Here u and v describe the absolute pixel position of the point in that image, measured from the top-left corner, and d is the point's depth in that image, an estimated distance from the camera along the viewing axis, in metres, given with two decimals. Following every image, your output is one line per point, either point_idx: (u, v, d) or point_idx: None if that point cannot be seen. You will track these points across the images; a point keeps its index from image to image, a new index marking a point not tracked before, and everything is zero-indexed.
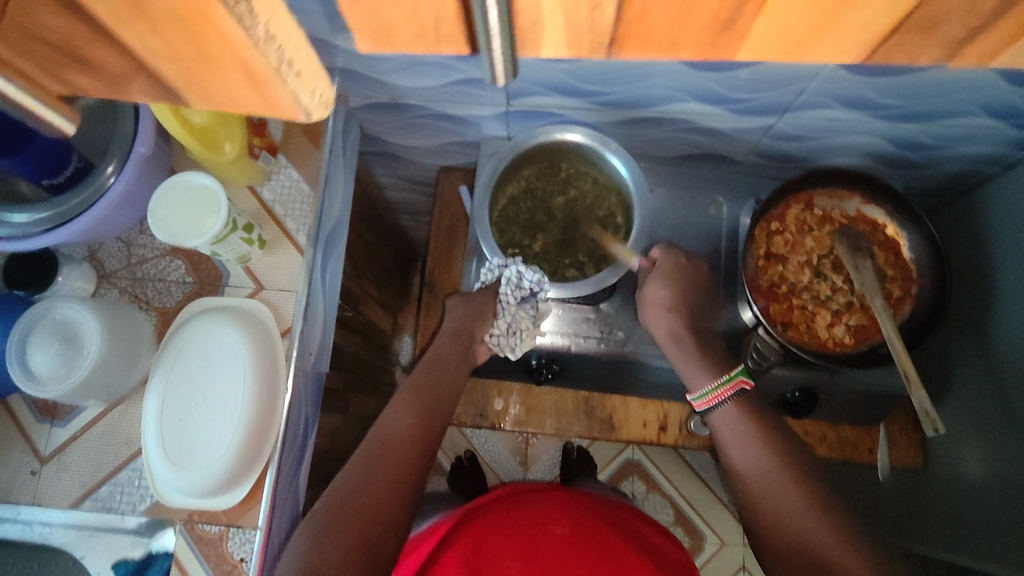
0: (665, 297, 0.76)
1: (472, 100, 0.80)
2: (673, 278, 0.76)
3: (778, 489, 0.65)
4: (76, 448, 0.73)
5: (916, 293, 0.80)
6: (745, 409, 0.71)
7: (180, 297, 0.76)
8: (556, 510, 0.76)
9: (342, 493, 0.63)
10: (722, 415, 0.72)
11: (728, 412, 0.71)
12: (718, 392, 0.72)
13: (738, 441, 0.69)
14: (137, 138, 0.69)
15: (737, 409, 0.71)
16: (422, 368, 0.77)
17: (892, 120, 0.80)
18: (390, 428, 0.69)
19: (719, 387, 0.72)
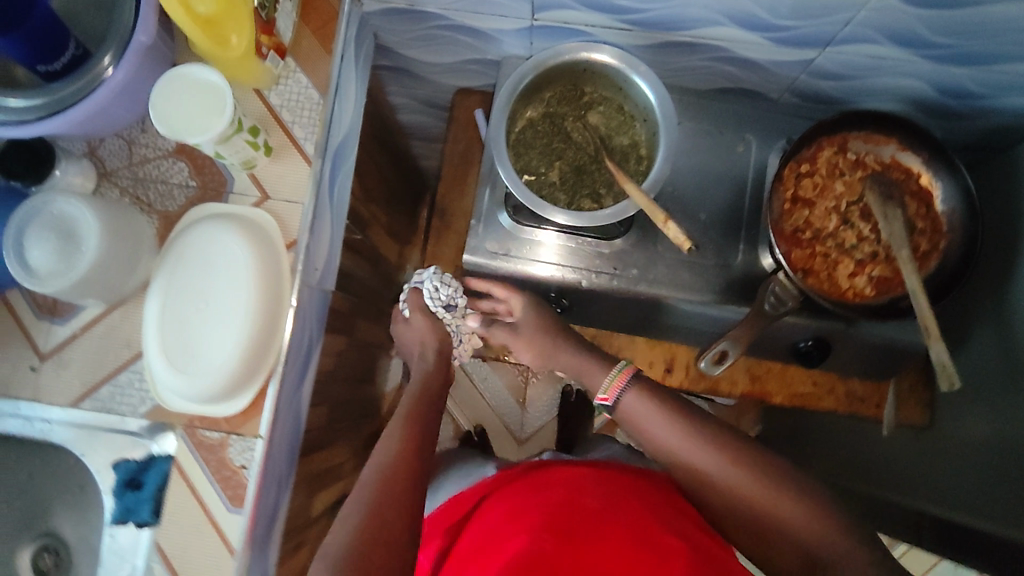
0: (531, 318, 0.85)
1: (495, 10, 0.75)
2: (534, 307, 0.85)
3: (712, 465, 0.67)
4: (76, 346, 0.72)
5: (945, 247, 0.77)
6: (646, 390, 0.72)
7: (183, 201, 0.73)
8: (592, 488, 0.71)
9: (345, 533, 0.61)
10: (634, 406, 0.72)
11: (639, 399, 0.72)
12: (616, 381, 0.73)
13: (658, 431, 0.70)
14: (137, 26, 0.64)
15: (642, 393, 0.72)
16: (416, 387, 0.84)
17: (940, 62, 0.75)
18: (379, 466, 0.68)
19: (618, 376, 0.74)
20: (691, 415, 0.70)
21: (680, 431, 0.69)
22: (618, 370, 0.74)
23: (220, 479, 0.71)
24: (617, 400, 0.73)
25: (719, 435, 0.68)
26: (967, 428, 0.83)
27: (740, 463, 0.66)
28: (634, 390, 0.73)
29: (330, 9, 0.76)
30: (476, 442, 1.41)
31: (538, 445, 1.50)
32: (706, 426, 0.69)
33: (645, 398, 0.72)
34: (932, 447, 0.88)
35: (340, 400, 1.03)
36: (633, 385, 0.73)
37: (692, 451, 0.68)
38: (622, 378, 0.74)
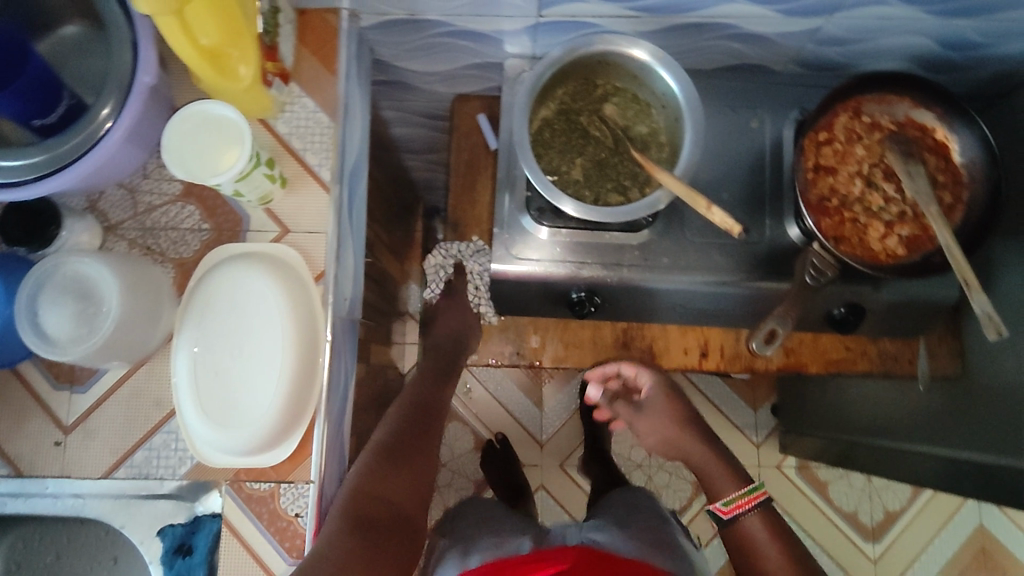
0: (663, 404, 0.94)
1: (501, 10, 0.73)
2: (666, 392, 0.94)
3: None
4: (102, 413, 0.67)
5: (968, 199, 0.78)
6: (769, 521, 0.82)
7: (198, 246, 0.69)
8: None
9: (356, 487, 0.68)
10: (754, 526, 0.82)
11: (758, 523, 0.82)
12: (744, 500, 0.84)
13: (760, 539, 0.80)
14: (139, 66, 0.60)
15: (764, 522, 0.82)
16: (387, 425, 0.80)
17: (945, 16, 0.75)
18: (385, 435, 0.77)
19: (743, 495, 0.84)
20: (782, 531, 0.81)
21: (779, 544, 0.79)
22: (748, 490, 0.85)
23: (275, 532, 0.67)
24: (738, 513, 0.83)
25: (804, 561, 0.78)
26: (1000, 367, 0.84)
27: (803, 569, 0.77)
28: (755, 514, 0.83)
29: (328, 25, 0.73)
30: (499, 447, 1.43)
31: (559, 447, 1.48)
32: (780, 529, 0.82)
33: (767, 527, 0.81)
34: (967, 392, 0.88)
35: (368, 430, 0.99)
36: (756, 508, 0.83)
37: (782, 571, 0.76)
38: (747, 498, 0.84)
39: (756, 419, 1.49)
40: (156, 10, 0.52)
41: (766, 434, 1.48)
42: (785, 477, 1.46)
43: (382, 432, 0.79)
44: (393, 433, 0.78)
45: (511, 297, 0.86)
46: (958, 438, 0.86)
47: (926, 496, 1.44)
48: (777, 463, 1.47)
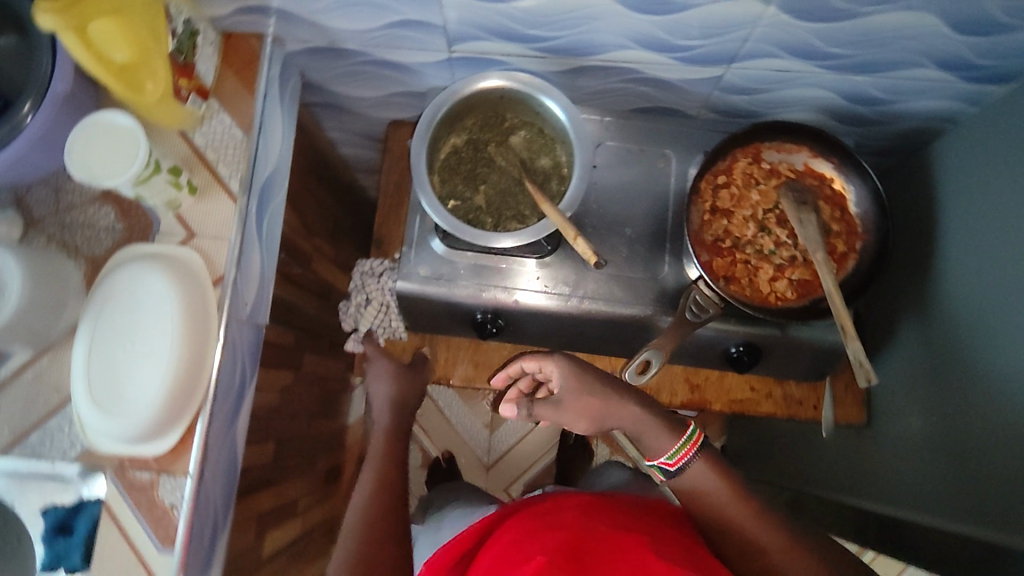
0: (572, 379, 0.74)
1: (415, 44, 0.78)
2: (572, 361, 0.75)
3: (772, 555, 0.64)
4: (3, 395, 0.71)
5: (859, 249, 0.80)
6: (716, 466, 0.70)
7: (110, 244, 0.75)
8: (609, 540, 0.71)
9: None
10: (697, 476, 0.70)
11: (706, 472, 0.70)
12: (686, 448, 0.70)
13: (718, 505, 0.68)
14: (54, 75, 0.66)
15: (714, 470, 0.70)
16: (368, 484, 0.73)
17: (840, 71, 0.78)
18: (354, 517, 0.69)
19: (685, 443, 0.71)
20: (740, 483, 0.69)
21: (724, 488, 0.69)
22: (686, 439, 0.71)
23: (151, 520, 0.70)
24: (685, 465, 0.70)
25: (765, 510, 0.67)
26: (904, 425, 0.86)
27: (779, 536, 0.65)
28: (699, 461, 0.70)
29: (251, 49, 0.79)
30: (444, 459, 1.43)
31: (503, 472, 1.49)
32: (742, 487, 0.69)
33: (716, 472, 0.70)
34: (867, 447, 0.91)
35: (288, 435, 1.02)
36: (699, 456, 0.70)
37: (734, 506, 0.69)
38: (687, 450, 0.70)
39: None
40: (58, 27, 0.56)
41: None
42: None
43: (364, 497, 0.71)
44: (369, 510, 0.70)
45: (422, 315, 0.90)
46: (867, 487, 0.88)
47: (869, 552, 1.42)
48: None
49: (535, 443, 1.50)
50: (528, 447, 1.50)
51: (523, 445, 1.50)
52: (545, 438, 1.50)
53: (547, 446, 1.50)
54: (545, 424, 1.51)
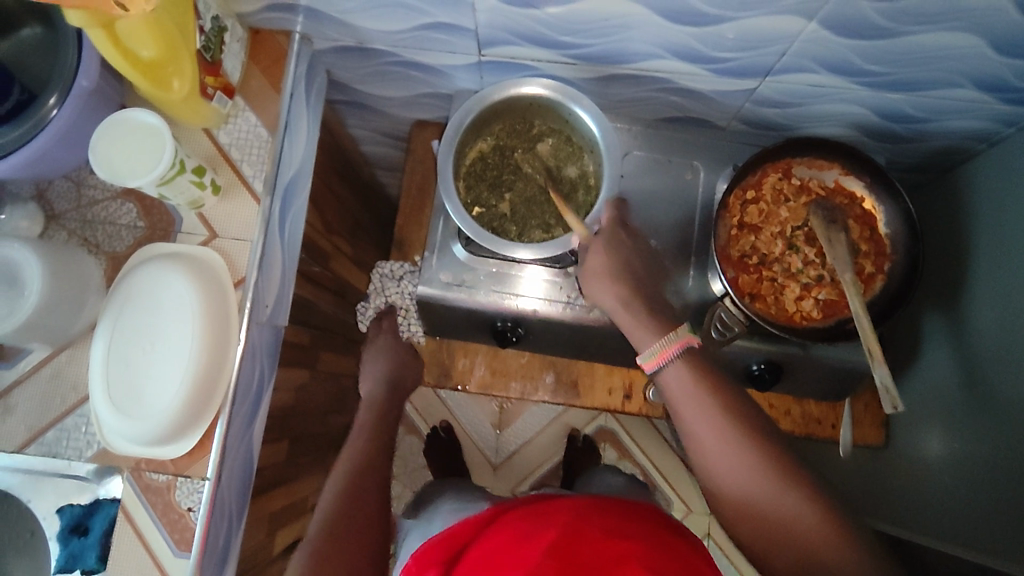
0: (603, 265, 0.71)
1: (444, 47, 0.77)
2: (612, 248, 0.71)
3: (780, 507, 0.56)
4: (22, 390, 0.71)
5: (889, 270, 0.78)
6: (693, 367, 0.63)
7: (131, 242, 0.74)
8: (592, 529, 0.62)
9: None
10: (672, 382, 0.64)
11: (680, 374, 0.63)
12: (667, 349, 0.64)
13: (715, 445, 0.59)
14: (79, 71, 0.65)
15: (704, 418, 0.61)
16: (339, 477, 0.75)
17: (878, 89, 0.77)
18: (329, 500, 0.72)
19: (662, 349, 0.65)
20: (734, 408, 0.61)
21: (719, 427, 0.60)
22: (672, 337, 0.65)
23: (167, 522, 0.70)
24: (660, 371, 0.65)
25: (782, 459, 0.58)
26: (923, 448, 0.86)
27: (769, 488, 0.57)
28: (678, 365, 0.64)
29: (279, 46, 0.78)
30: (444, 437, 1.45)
31: (510, 472, 1.49)
32: (742, 417, 0.60)
33: (692, 375, 0.63)
34: (891, 467, 0.91)
35: (301, 433, 1.02)
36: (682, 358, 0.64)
37: (722, 464, 0.59)
38: (668, 351, 0.65)
39: None
40: (88, 24, 0.56)
41: None
42: None
43: (336, 486, 0.74)
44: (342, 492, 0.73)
45: (441, 320, 0.89)
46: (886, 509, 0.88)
47: None
48: None
49: (543, 445, 1.50)
50: (536, 449, 1.49)
51: (531, 447, 1.50)
52: (553, 440, 1.50)
53: (555, 448, 1.49)
54: (554, 426, 1.50)
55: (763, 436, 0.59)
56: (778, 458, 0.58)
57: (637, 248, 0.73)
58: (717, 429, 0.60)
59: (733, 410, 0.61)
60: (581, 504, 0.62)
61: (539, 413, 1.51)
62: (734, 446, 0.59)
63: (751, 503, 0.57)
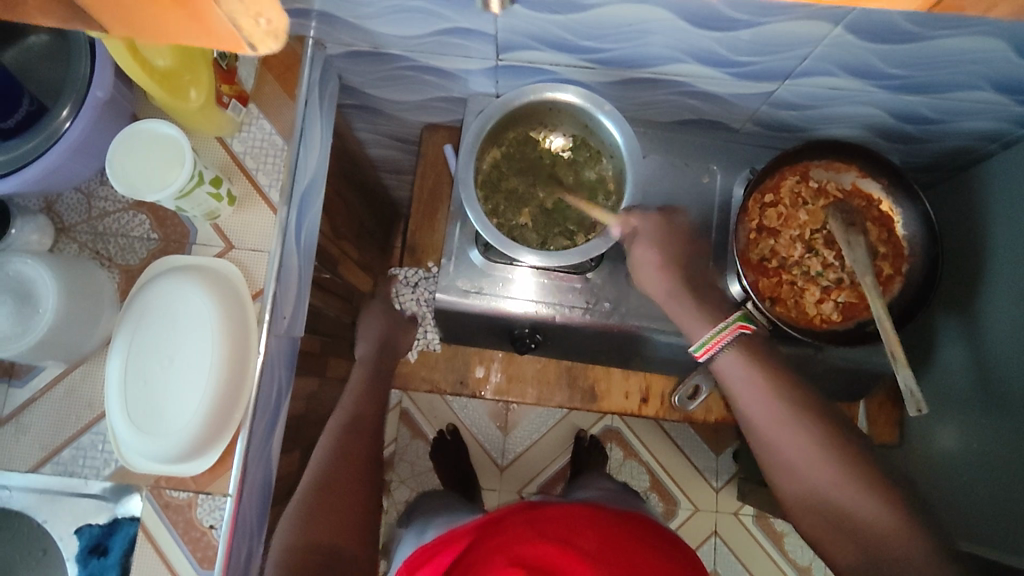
0: (655, 256, 0.76)
1: (461, 52, 0.76)
2: (660, 236, 0.77)
3: (839, 487, 0.61)
4: (36, 409, 0.69)
5: (907, 272, 0.79)
6: (745, 355, 0.69)
7: (146, 254, 0.72)
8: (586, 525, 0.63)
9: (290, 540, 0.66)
10: (729, 369, 0.70)
11: (735, 362, 0.69)
12: (718, 338, 0.70)
13: (778, 427, 0.65)
14: (93, 81, 0.63)
15: (763, 389, 0.67)
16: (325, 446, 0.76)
17: (895, 91, 0.77)
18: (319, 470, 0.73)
19: (716, 335, 0.70)
20: (795, 393, 0.66)
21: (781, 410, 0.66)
22: (722, 327, 0.71)
23: (188, 541, 0.69)
24: (713, 356, 0.71)
25: (843, 444, 0.63)
26: (938, 445, 0.87)
27: (844, 477, 0.61)
28: (733, 351, 0.70)
29: (292, 52, 0.76)
30: (450, 440, 1.44)
31: (517, 474, 1.48)
32: (803, 399, 0.66)
33: (751, 366, 0.69)
34: (909, 464, 0.92)
35: (314, 442, 1.01)
36: (731, 345, 0.70)
37: (783, 447, 0.64)
38: (720, 338, 0.70)
39: (717, 463, 1.49)
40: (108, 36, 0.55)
41: (725, 480, 1.48)
42: (741, 525, 1.47)
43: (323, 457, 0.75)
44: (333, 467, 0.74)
45: (457, 326, 0.88)
46: None
47: None
48: (734, 510, 1.47)
49: (550, 446, 1.49)
50: (543, 451, 1.49)
51: (538, 448, 1.49)
52: (560, 441, 1.49)
53: (562, 449, 1.49)
54: (560, 427, 1.50)
55: (824, 423, 0.65)
56: (840, 444, 0.63)
57: (682, 236, 0.79)
58: (776, 411, 0.66)
59: (789, 394, 0.66)
60: (580, 513, 0.65)
61: (546, 414, 1.50)
62: (795, 429, 0.64)
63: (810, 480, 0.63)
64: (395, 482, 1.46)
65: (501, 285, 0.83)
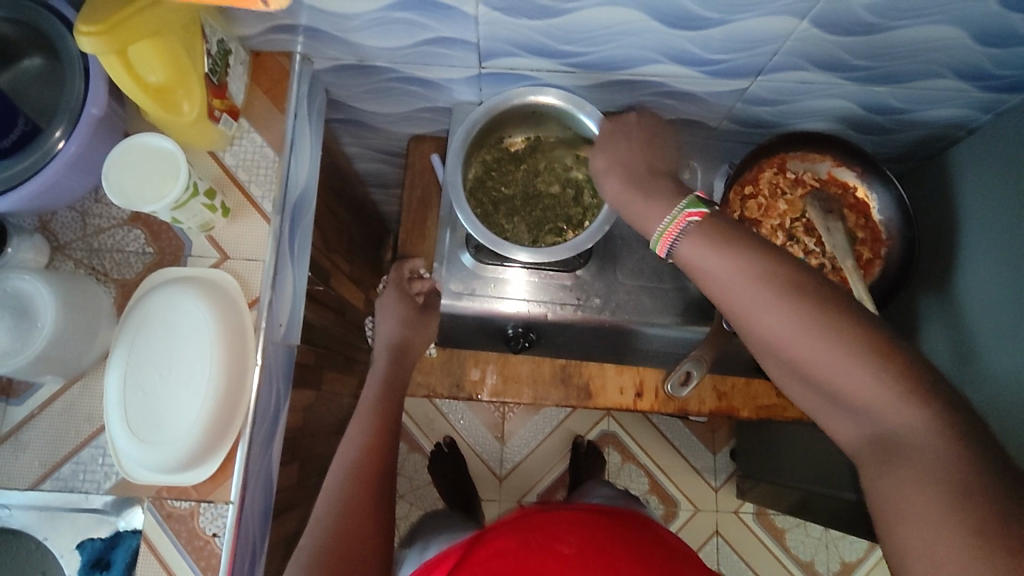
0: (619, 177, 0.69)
1: (444, 61, 0.78)
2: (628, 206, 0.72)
3: (844, 379, 0.48)
4: (35, 426, 0.69)
5: (885, 255, 0.82)
6: (707, 239, 0.56)
7: (141, 268, 0.73)
8: (568, 527, 0.62)
9: (319, 531, 0.64)
10: (695, 252, 0.56)
11: (696, 247, 0.56)
12: (671, 229, 0.59)
13: (762, 313, 0.52)
14: (89, 99, 0.65)
15: (726, 263, 0.54)
16: (356, 434, 0.73)
17: (863, 82, 0.80)
18: (341, 460, 0.70)
19: (675, 219, 0.59)
20: (771, 270, 0.52)
21: (773, 291, 0.51)
22: (672, 218, 0.59)
23: (192, 551, 0.69)
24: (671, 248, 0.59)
25: (846, 325, 0.49)
26: None
27: (848, 368, 0.48)
28: (688, 239, 0.57)
29: (280, 68, 0.78)
30: (449, 451, 1.44)
31: (517, 483, 1.47)
32: (785, 276, 0.52)
33: (709, 243, 0.56)
34: None
35: (312, 455, 1.01)
36: (688, 231, 0.58)
37: (775, 334, 0.51)
38: (674, 226, 0.59)
39: (715, 462, 1.50)
40: (100, 51, 0.56)
41: (724, 478, 1.49)
42: (742, 524, 1.47)
43: (352, 447, 0.71)
44: (358, 458, 0.70)
45: (451, 329, 0.89)
46: None
47: (880, 548, 1.47)
48: (734, 509, 1.48)
49: (549, 452, 1.49)
50: (541, 457, 1.49)
51: (536, 455, 1.49)
52: (558, 448, 1.49)
53: (561, 455, 1.49)
54: (557, 433, 1.50)
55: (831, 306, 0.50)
56: (845, 328, 0.49)
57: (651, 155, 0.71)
58: (748, 291, 0.52)
59: (776, 271, 0.52)
60: (549, 520, 0.64)
61: (543, 421, 1.50)
62: (782, 317, 0.51)
63: (810, 371, 0.50)
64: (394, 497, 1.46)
65: (497, 285, 0.84)
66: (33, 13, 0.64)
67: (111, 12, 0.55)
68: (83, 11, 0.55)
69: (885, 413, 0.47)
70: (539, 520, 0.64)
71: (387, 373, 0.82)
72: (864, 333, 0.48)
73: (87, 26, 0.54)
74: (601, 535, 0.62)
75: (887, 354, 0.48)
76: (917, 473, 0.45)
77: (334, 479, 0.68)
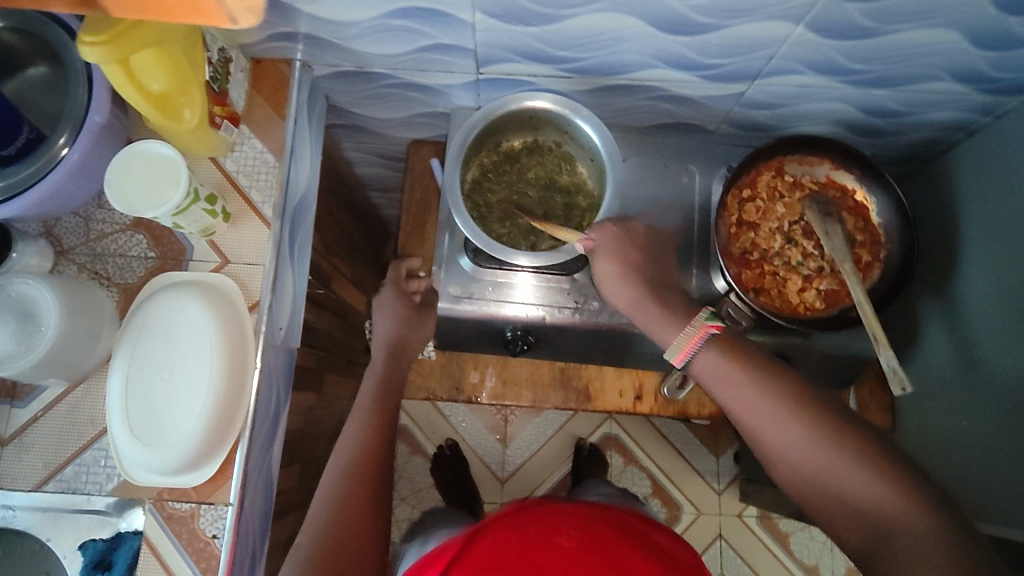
0: (615, 269, 0.72)
1: (443, 67, 0.79)
2: (617, 250, 0.73)
3: (845, 477, 0.53)
4: (38, 428, 0.70)
5: (885, 257, 0.81)
6: (723, 351, 0.63)
7: (143, 272, 0.74)
8: (567, 519, 0.62)
9: (319, 531, 0.65)
10: (706, 368, 0.64)
11: (711, 361, 0.63)
12: (689, 343, 0.65)
13: (767, 417, 0.58)
14: (91, 106, 0.66)
15: (742, 378, 0.61)
16: (355, 434, 0.73)
17: (860, 85, 0.80)
18: (340, 459, 0.71)
19: (689, 337, 0.65)
20: (776, 380, 0.60)
21: (770, 394, 0.59)
22: (694, 328, 0.66)
23: (193, 552, 0.70)
24: (690, 359, 0.65)
25: (844, 432, 0.56)
26: (927, 426, 0.89)
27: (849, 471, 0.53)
28: (706, 351, 0.64)
29: (280, 74, 0.79)
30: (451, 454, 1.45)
31: (519, 485, 1.48)
32: (790, 383, 0.60)
33: (721, 357, 0.63)
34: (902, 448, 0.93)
35: (313, 457, 1.02)
36: (707, 344, 0.64)
37: (784, 439, 0.57)
38: (693, 339, 0.65)
39: (718, 466, 1.50)
40: (103, 60, 0.56)
41: (727, 482, 1.49)
42: (745, 527, 1.47)
43: (351, 447, 0.72)
44: (357, 458, 0.71)
45: (450, 332, 0.90)
46: None
47: None
48: (738, 512, 1.47)
49: (551, 456, 1.49)
50: (543, 460, 1.49)
51: (538, 458, 1.49)
52: (560, 451, 1.49)
53: (563, 458, 1.49)
54: (559, 436, 1.50)
55: (816, 406, 0.57)
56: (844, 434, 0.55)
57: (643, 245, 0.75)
58: (758, 398, 0.59)
59: (779, 387, 0.59)
60: (539, 514, 0.63)
61: (545, 425, 1.51)
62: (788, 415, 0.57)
63: (813, 474, 0.55)
64: (396, 500, 1.46)
65: (496, 288, 0.85)
66: (38, 23, 0.65)
67: (114, 22, 0.55)
68: (86, 21, 0.56)
69: (891, 510, 0.51)
70: (539, 512, 0.64)
71: (386, 376, 0.82)
72: (851, 437, 0.55)
73: (90, 36, 0.54)
74: (600, 529, 0.61)
75: (877, 457, 0.54)
76: (913, 559, 0.48)
77: (334, 479, 0.69)
